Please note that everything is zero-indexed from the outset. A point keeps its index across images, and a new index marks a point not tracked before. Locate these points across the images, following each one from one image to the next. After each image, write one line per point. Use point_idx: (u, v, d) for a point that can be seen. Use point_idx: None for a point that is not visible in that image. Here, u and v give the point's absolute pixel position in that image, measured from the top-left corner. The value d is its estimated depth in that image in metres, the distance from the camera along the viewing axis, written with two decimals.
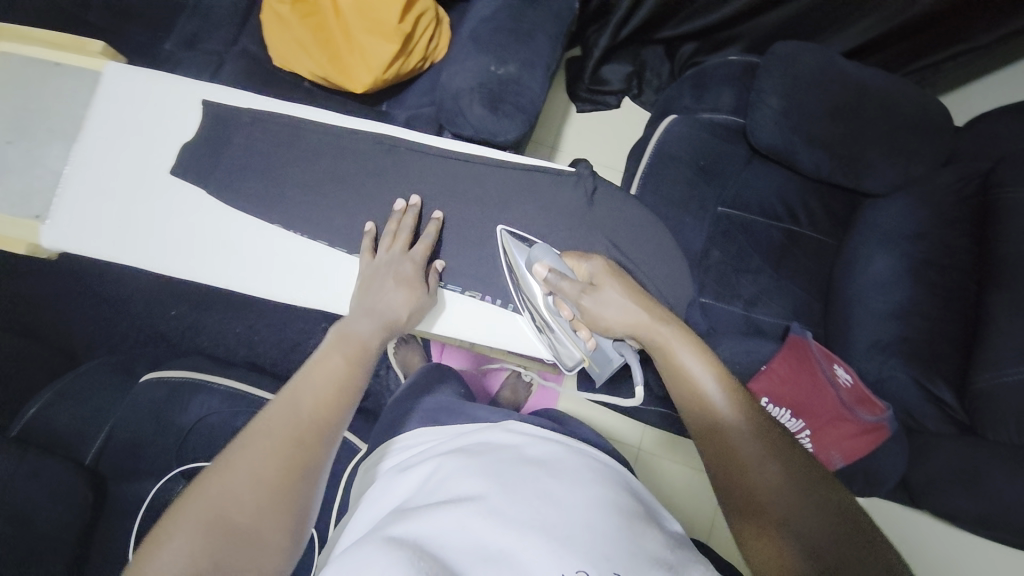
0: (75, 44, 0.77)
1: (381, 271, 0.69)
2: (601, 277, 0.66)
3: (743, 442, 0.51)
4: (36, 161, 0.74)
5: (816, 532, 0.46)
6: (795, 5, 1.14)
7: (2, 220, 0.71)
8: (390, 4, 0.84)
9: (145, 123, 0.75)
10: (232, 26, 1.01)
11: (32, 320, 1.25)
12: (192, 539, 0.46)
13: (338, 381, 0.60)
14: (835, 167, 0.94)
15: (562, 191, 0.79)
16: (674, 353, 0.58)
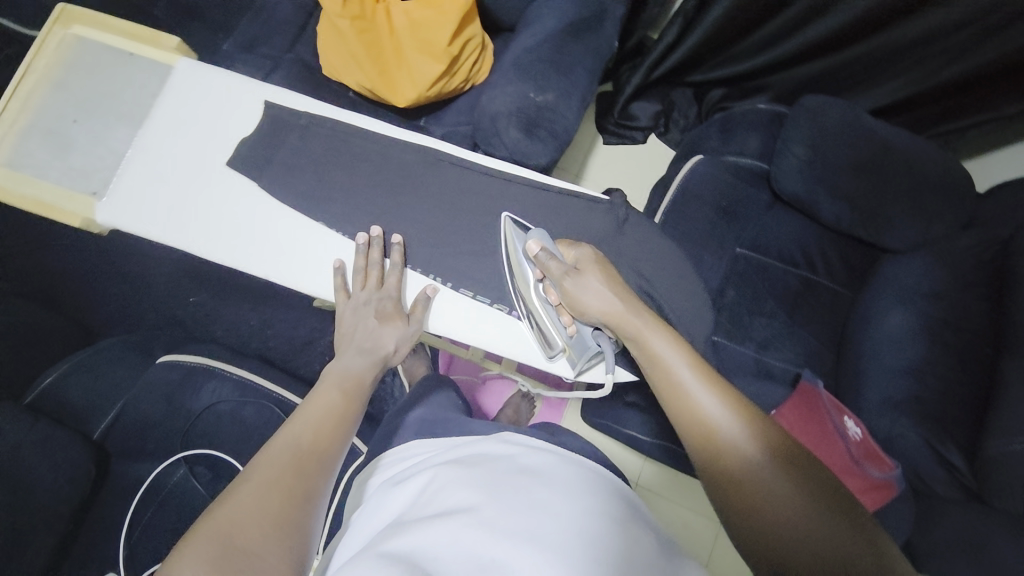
0: (151, 38, 0.84)
1: (360, 312, 0.73)
2: (585, 265, 0.71)
3: (724, 427, 0.55)
4: (100, 140, 0.80)
5: (790, 501, 0.50)
6: (825, 61, 1.19)
7: (61, 194, 0.76)
8: (442, 26, 0.88)
9: (205, 113, 0.79)
10: (288, 34, 1.07)
11: (58, 293, 1.29)
12: (199, 564, 0.48)
13: (333, 411, 0.66)
14: (856, 222, 0.97)
15: (595, 216, 0.80)
16: (651, 345, 0.63)
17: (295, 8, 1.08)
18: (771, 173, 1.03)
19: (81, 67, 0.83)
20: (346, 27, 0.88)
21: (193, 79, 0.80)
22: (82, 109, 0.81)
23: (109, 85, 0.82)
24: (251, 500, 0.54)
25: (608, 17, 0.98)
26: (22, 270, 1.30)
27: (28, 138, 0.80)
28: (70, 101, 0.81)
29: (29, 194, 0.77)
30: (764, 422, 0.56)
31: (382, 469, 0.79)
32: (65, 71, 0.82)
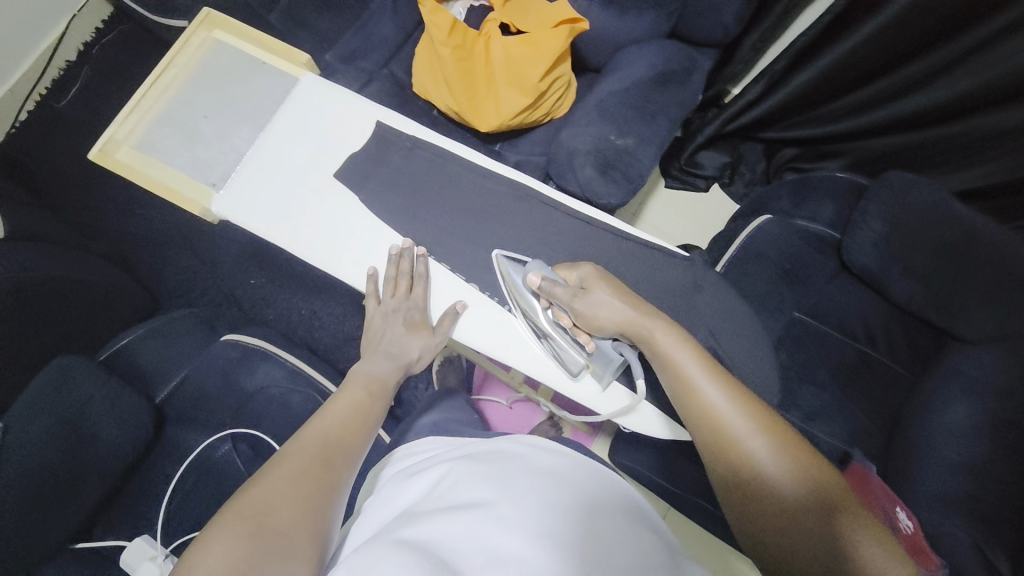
0: (286, 52, 0.91)
1: (391, 318, 0.77)
2: (591, 281, 0.70)
3: (733, 422, 0.57)
4: (224, 138, 0.87)
5: (795, 489, 0.52)
6: (910, 136, 1.16)
7: (185, 181, 0.85)
8: (536, 63, 0.92)
9: (322, 126, 0.86)
10: (387, 52, 1.14)
11: (133, 257, 1.37)
12: (232, 543, 0.53)
13: (357, 405, 0.70)
14: (926, 304, 0.95)
15: (673, 271, 0.79)
16: (661, 342, 0.64)
17: (396, 28, 1.15)
18: (842, 242, 1.01)
19: (213, 67, 0.91)
20: (447, 55, 0.93)
21: (314, 93, 0.87)
22: (212, 107, 0.89)
23: (239, 87, 0.90)
24: (277, 489, 0.59)
25: (696, 72, 1.02)
26: (106, 232, 1.38)
27: (162, 127, 0.88)
28: (203, 98, 0.89)
29: (155, 177, 0.85)
30: (769, 414, 0.58)
31: (402, 459, 0.84)
32: (202, 70, 0.90)
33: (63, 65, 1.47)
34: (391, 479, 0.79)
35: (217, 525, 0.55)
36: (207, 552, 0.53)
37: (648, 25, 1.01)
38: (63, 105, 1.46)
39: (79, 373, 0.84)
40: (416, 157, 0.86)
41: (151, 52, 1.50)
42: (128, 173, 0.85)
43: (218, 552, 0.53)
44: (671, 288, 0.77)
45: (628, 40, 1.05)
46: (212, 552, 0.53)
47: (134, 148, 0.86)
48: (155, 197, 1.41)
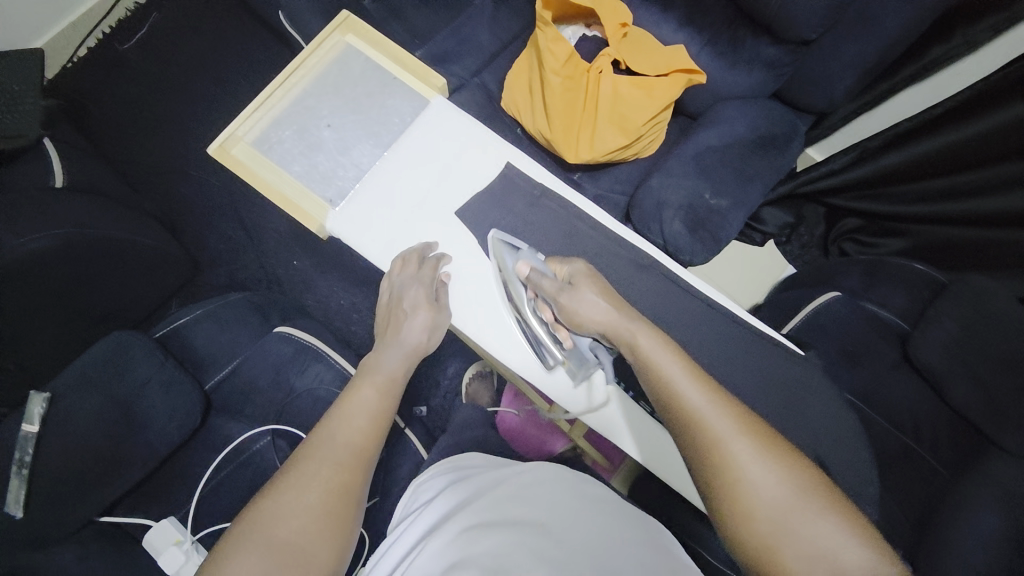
0: (421, 73, 0.93)
1: (392, 300, 0.77)
2: (578, 279, 0.67)
3: (714, 423, 0.53)
4: (346, 150, 0.88)
5: (775, 488, 0.50)
6: (981, 230, 1.09)
7: (299, 189, 0.85)
8: (644, 107, 0.90)
9: (449, 159, 0.87)
10: (480, 61, 1.12)
11: (180, 219, 1.33)
12: (253, 559, 0.54)
13: (371, 409, 0.66)
14: (981, 413, 0.90)
15: (772, 362, 0.74)
16: (642, 346, 0.59)
17: (492, 37, 1.12)
18: (910, 335, 0.99)
19: (340, 73, 0.92)
20: (556, 83, 0.91)
21: (444, 120, 0.89)
22: (337, 116, 0.90)
23: (367, 98, 0.92)
24: (291, 508, 0.57)
25: (796, 139, 0.99)
26: (156, 189, 1.35)
27: (282, 129, 0.89)
28: (328, 105, 0.90)
29: (270, 181, 0.86)
30: (744, 412, 0.54)
31: (430, 480, 0.83)
32: (330, 76, 0.91)
33: (132, 6, 1.41)
34: (423, 496, 0.80)
35: (230, 546, 0.55)
36: (227, 568, 0.53)
37: (756, 81, 0.98)
38: (127, 47, 1.41)
39: (136, 352, 0.82)
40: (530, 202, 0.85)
41: (223, 7, 1.44)
42: (244, 173, 0.86)
43: (239, 567, 0.53)
44: (772, 378, 0.73)
45: (730, 94, 1.01)
46: (233, 567, 0.53)
47: (251, 146, 0.87)
48: (207, 159, 1.37)
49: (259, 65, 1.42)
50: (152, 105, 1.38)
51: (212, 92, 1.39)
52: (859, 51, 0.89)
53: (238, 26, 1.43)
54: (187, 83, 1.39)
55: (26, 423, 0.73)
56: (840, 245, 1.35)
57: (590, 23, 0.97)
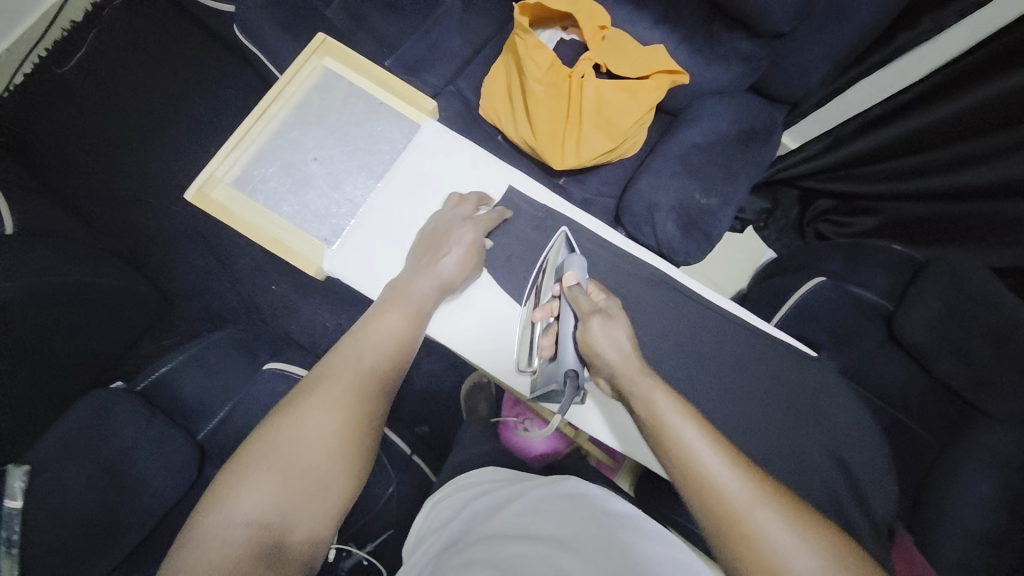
0: (409, 96, 0.89)
1: (439, 229, 0.77)
2: (617, 312, 0.63)
3: (733, 492, 0.48)
4: (337, 184, 0.85)
5: (802, 561, 0.46)
6: (949, 207, 1.12)
7: (291, 231, 0.82)
8: (629, 110, 0.89)
9: (444, 183, 0.85)
10: (454, 67, 1.08)
11: (144, 253, 1.24)
12: (266, 482, 0.51)
13: (397, 337, 0.64)
14: (967, 384, 0.95)
15: (774, 360, 0.78)
16: (656, 406, 0.55)
17: (464, 42, 1.08)
18: (895, 314, 1.03)
19: (321, 102, 0.88)
20: (538, 91, 0.89)
21: (440, 145, 0.86)
22: (323, 148, 0.86)
23: (352, 125, 0.88)
24: (308, 430, 0.54)
25: (776, 131, 1.01)
26: (113, 221, 1.25)
27: (265, 166, 0.84)
28: (313, 138, 0.86)
29: (259, 225, 0.82)
30: (767, 477, 0.51)
31: (451, 494, 0.81)
32: (312, 105, 0.87)
33: (69, 26, 1.31)
34: (440, 515, 0.78)
35: (246, 459, 0.52)
36: (241, 486, 0.50)
37: (734, 75, 0.98)
38: (68, 72, 1.31)
39: (119, 410, 0.79)
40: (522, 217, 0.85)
41: (169, 21, 1.35)
42: (230, 219, 0.81)
43: (253, 486, 0.50)
44: (783, 379, 0.77)
45: (709, 90, 1.01)
46: (247, 485, 0.50)
47: (232, 188, 0.82)
48: (166, 185, 1.28)
49: (214, 80, 1.33)
50: (102, 132, 1.29)
51: (166, 113, 1.30)
52: (832, 40, 0.90)
53: (189, 42, 1.34)
54: (137, 106, 1.30)
55: (8, 500, 0.66)
56: (815, 227, 1.37)
57: (566, 25, 0.96)
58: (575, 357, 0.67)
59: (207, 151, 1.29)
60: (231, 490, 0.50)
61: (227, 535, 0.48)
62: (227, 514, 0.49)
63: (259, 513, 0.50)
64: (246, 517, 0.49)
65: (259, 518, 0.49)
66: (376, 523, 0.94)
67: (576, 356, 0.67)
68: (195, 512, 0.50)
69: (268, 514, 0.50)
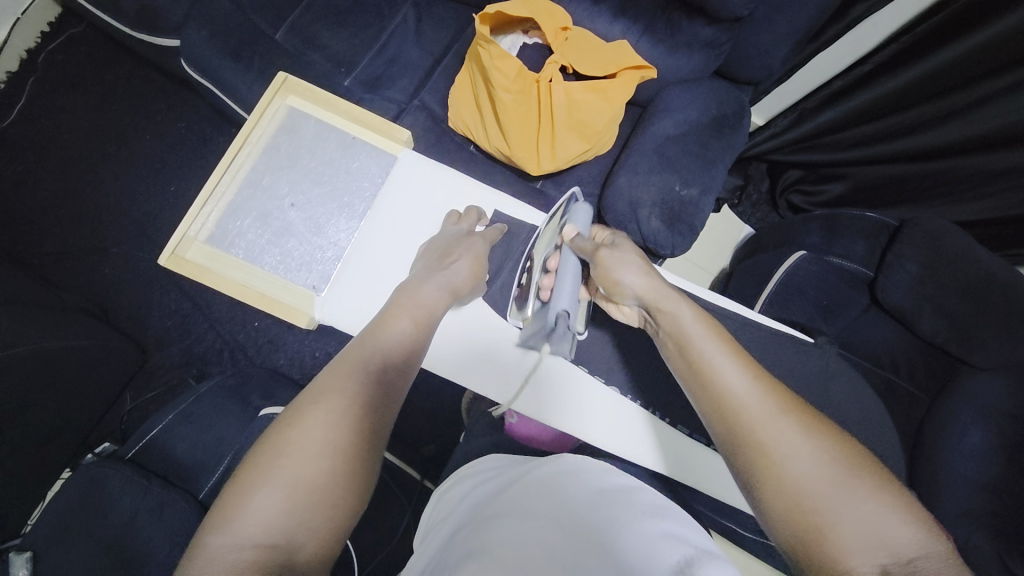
0: (383, 127, 0.86)
1: (446, 241, 0.76)
2: (624, 245, 0.70)
3: (750, 400, 0.52)
4: (319, 229, 0.82)
5: (809, 469, 0.48)
6: (907, 165, 1.17)
7: (276, 283, 0.79)
8: (602, 111, 0.88)
9: (428, 210, 0.82)
10: (416, 80, 1.04)
11: (111, 304, 1.18)
12: (274, 501, 0.46)
13: (406, 340, 0.62)
14: (950, 338, 0.99)
15: (773, 346, 0.80)
16: (681, 320, 0.61)
17: (422, 53, 1.05)
18: (875, 280, 1.06)
19: (288, 142, 0.84)
20: (508, 100, 0.87)
21: (418, 174, 0.84)
22: (299, 193, 0.83)
23: (324, 161, 0.85)
24: (317, 441, 0.49)
25: (745, 113, 1.02)
26: (73, 274, 1.18)
27: (240, 218, 0.81)
28: (286, 180, 0.83)
29: (244, 282, 0.79)
30: (786, 390, 0.54)
31: (454, 485, 0.74)
32: (280, 146, 0.84)
33: (3, 76, 1.24)
34: (443, 508, 0.71)
35: (249, 475, 0.47)
36: (247, 502, 0.45)
37: (698, 63, 0.98)
38: (6, 122, 1.23)
39: (112, 483, 0.75)
40: (509, 238, 0.84)
41: (109, 58, 1.28)
42: (212, 279, 0.78)
43: (262, 503, 0.45)
44: (781, 365, 0.79)
45: (674, 79, 1.01)
46: (256, 500, 0.45)
47: (208, 245, 0.79)
48: (127, 229, 1.21)
49: (164, 114, 1.26)
50: (52, 182, 1.22)
51: (118, 156, 1.24)
52: (790, 23, 0.91)
53: (133, 77, 1.28)
54: (87, 151, 1.24)
55: None
56: (786, 198, 1.40)
57: (527, 28, 0.95)
58: (568, 302, 0.69)
59: (166, 190, 1.23)
60: (233, 513, 0.45)
61: (230, 561, 0.43)
62: (231, 535, 0.44)
63: (267, 534, 0.44)
64: (253, 541, 0.44)
65: (265, 539, 0.44)
66: (400, 550, 0.94)
67: (571, 300, 0.69)
68: (198, 534, 0.44)
69: (275, 535, 0.44)
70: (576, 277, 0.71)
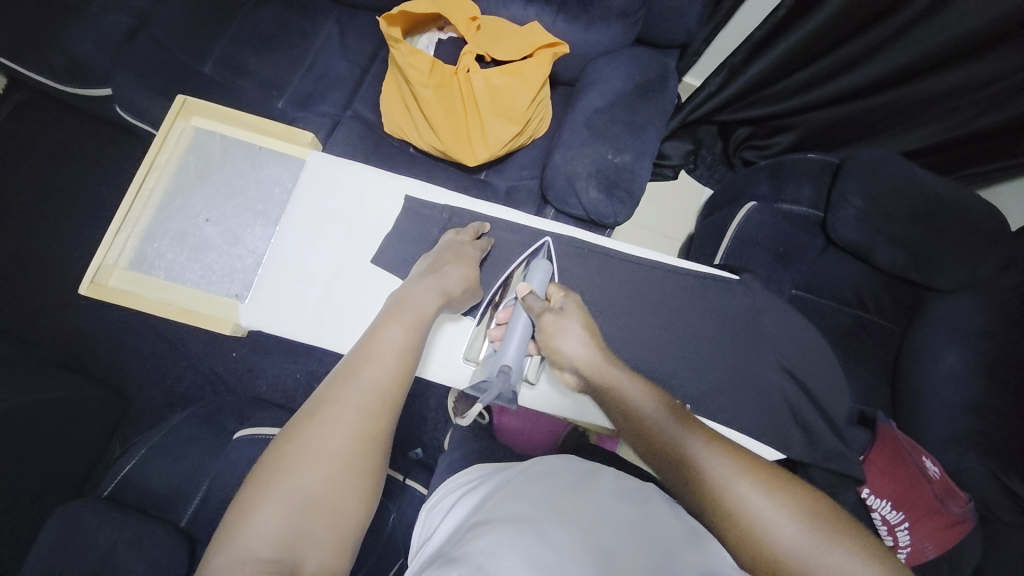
0: (286, 134, 0.89)
1: (441, 250, 0.74)
2: (570, 309, 0.67)
3: (712, 465, 0.55)
4: (236, 239, 0.84)
5: (778, 526, 0.50)
6: (850, 107, 1.21)
7: (201, 298, 0.81)
8: (523, 92, 0.90)
9: (344, 210, 0.82)
10: (346, 92, 1.06)
11: (86, 356, 1.19)
12: (278, 514, 0.46)
13: (398, 349, 0.57)
14: (909, 265, 1.01)
15: (718, 295, 0.81)
16: (628, 395, 0.62)
17: (349, 64, 1.07)
18: (826, 220, 1.05)
19: (201, 163, 0.87)
20: (428, 95, 0.89)
21: (327, 173, 0.83)
22: (213, 208, 0.85)
23: (237, 175, 0.87)
24: (315, 452, 0.49)
25: (671, 75, 1.03)
26: (43, 332, 1.19)
27: (158, 240, 0.83)
28: (199, 200, 0.85)
29: (166, 299, 0.81)
30: (744, 450, 0.56)
31: (444, 497, 0.73)
32: (191, 166, 0.86)
33: None
34: (435, 519, 0.69)
35: (250, 492, 0.48)
36: (252, 517, 0.46)
37: (616, 33, 0.99)
38: None
39: (87, 521, 0.75)
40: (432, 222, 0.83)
41: (57, 121, 1.30)
42: (135, 301, 0.81)
43: (265, 519, 0.46)
44: (730, 312, 0.80)
45: (596, 52, 1.02)
46: (259, 516, 0.46)
47: (129, 271, 0.81)
48: None
49: (116, 164, 1.29)
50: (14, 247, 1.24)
51: (75, 211, 1.26)
52: None
53: (83, 134, 1.30)
54: (45, 211, 1.26)
55: None
56: (740, 155, 1.41)
57: (442, 25, 0.98)
58: (514, 357, 0.66)
59: None
60: (238, 528, 0.46)
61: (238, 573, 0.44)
62: (237, 549, 0.45)
63: (268, 547, 0.45)
64: (257, 556, 0.45)
65: (268, 554, 0.45)
66: (391, 552, 0.94)
67: (516, 355, 0.66)
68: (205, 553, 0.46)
69: (278, 549, 0.45)
70: (527, 332, 0.67)
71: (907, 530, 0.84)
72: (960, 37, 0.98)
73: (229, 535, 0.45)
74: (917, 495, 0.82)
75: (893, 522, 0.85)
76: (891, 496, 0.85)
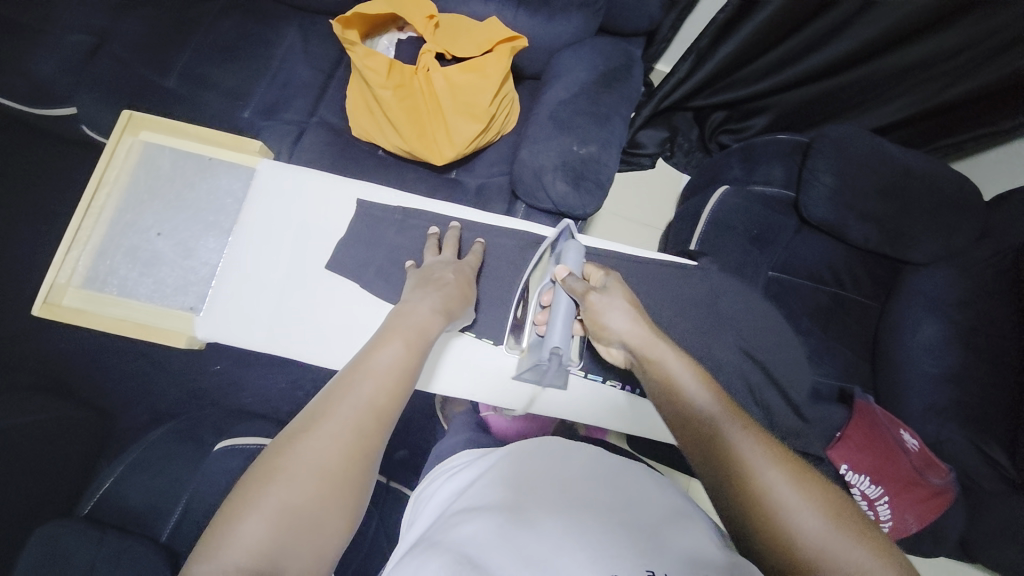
0: (235, 143, 0.89)
1: (437, 266, 0.75)
2: (614, 287, 0.64)
3: (746, 450, 0.50)
4: (189, 252, 0.84)
5: (802, 522, 0.46)
6: (820, 85, 1.21)
7: (154, 311, 0.80)
8: (484, 89, 0.89)
9: (302, 216, 0.82)
10: (310, 98, 1.06)
11: (68, 378, 1.19)
12: (262, 524, 0.45)
13: (397, 366, 0.57)
14: (882, 241, 1.01)
15: (687, 281, 0.81)
16: (669, 367, 0.58)
17: (312, 70, 1.07)
18: (798, 201, 1.05)
19: (151, 178, 0.87)
20: (388, 96, 0.89)
21: (280, 179, 0.83)
22: (165, 222, 0.85)
23: (189, 188, 0.87)
24: (308, 466, 0.48)
25: (635, 64, 1.02)
26: (24, 356, 1.19)
27: (111, 257, 0.83)
28: (150, 215, 0.85)
29: (120, 315, 0.80)
30: (781, 444, 0.52)
31: (432, 481, 0.71)
32: (142, 182, 0.87)
33: None
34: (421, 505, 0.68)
35: (234, 503, 0.46)
36: (235, 527, 0.44)
37: (578, 24, 0.98)
38: None
39: (69, 540, 0.75)
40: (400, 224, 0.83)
41: (26, 144, 1.30)
42: (89, 319, 0.81)
43: (249, 529, 0.44)
44: (701, 297, 0.81)
45: (560, 44, 1.02)
46: (243, 526, 0.44)
47: (83, 289, 0.81)
48: None
49: None
50: None
51: (50, 233, 1.26)
52: None
53: (53, 156, 1.30)
54: (19, 235, 1.25)
55: None
56: (716, 140, 1.40)
57: (401, 25, 0.98)
58: (561, 339, 0.64)
59: None
60: (219, 540, 0.44)
61: None
62: (217, 560, 0.42)
63: (251, 558, 0.43)
64: (235, 567, 0.42)
65: (249, 563, 0.43)
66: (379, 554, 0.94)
67: (563, 336, 0.64)
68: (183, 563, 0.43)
69: (260, 562, 0.43)
70: (570, 313, 0.65)
71: (888, 503, 0.84)
72: (923, 7, 0.97)
73: (212, 546, 0.43)
74: (896, 467, 0.82)
75: (872, 497, 0.84)
76: (871, 471, 0.83)
